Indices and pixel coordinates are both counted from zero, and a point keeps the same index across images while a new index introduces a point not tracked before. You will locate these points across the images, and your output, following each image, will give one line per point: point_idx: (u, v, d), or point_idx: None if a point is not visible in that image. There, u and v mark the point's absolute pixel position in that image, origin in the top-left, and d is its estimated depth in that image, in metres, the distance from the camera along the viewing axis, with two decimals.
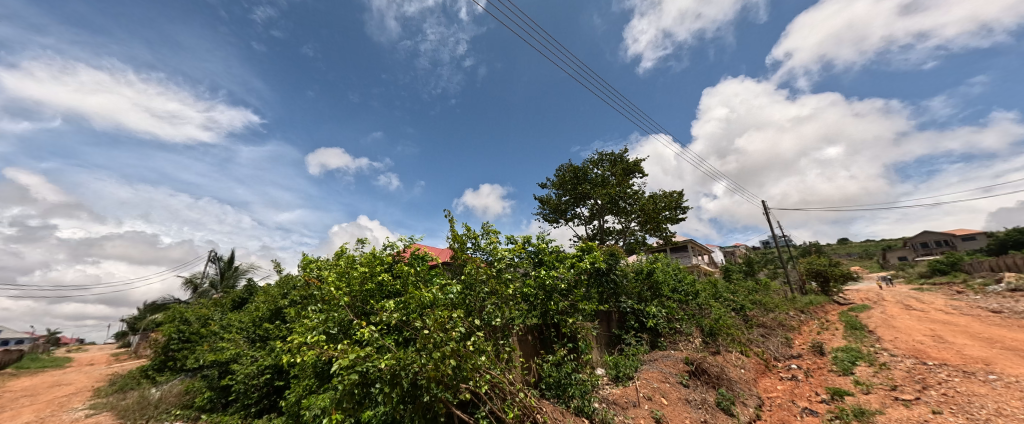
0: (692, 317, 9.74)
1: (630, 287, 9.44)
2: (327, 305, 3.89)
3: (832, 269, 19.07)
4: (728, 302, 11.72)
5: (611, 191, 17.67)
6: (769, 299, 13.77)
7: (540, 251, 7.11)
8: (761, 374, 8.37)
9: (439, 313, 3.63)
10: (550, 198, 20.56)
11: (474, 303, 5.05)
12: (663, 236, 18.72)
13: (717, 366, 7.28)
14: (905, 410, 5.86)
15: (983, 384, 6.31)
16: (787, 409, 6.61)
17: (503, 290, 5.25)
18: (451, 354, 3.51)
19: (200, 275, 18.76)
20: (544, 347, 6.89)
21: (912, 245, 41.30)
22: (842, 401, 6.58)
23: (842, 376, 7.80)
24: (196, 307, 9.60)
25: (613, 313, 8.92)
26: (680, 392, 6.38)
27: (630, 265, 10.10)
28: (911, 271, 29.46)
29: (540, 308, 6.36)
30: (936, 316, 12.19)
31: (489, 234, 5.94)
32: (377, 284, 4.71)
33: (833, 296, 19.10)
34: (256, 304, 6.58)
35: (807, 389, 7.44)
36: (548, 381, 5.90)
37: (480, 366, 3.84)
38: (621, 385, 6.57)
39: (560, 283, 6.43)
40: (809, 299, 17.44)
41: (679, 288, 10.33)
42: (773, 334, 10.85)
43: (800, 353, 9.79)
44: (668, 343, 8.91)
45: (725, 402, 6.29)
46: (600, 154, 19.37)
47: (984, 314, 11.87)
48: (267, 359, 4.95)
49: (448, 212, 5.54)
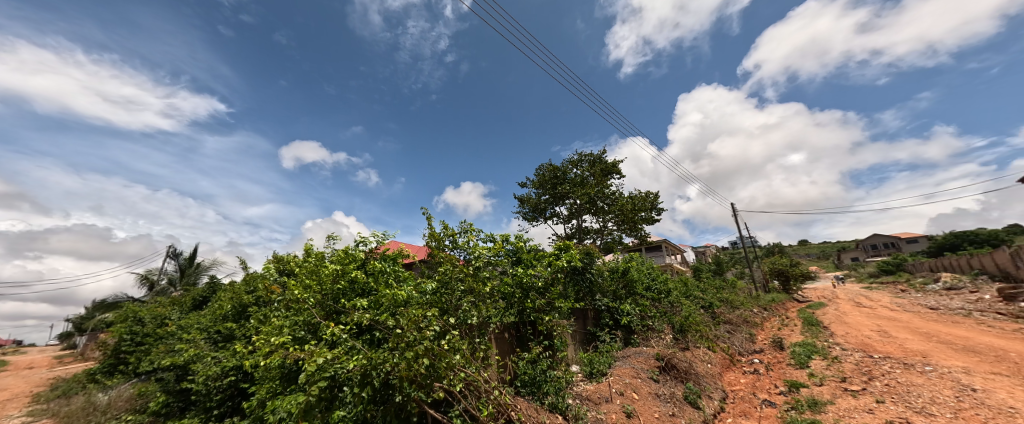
0: (664, 314, 10.07)
1: (605, 285, 9.67)
2: (293, 306, 3.76)
3: (793, 269, 20.26)
4: (698, 300, 12.20)
5: (590, 191, 17.99)
6: (736, 297, 14.47)
7: (518, 249, 7.15)
8: (726, 368, 8.81)
9: (413, 312, 3.58)
10: (530, 197, 20.65)
11: (450, 301, 4.99)
12: (639, 236, 19.23)
13: (686, 361, 7.59)
14: (853, 400, 6.31)
15: (921, 375, 6.89)
16: (749, 401, 6.98)
17: (480, 289, 5.23)
18: (425, 353, 3.49)
19: (158, 272, 17.63)
20: (521, 344, 6.96)
21: (863, 246, 44.54)
22: (798, 393, 7.01)
23: (799, 370, 8.30)
24: (151, 307, 9.00)
25: (589, 311, 9.10)
26: (650, 387, 6.59)
27: (606, 264, 10.33)
28: (862, 271, 31.72)
29: (516, 306, 6.41)
30: (883, 313, 13.18)
31: (466, 232, 5.89)
32: (349, 283, 4.58)
33: (793, 294, 20.32)
34: (219, 303, 6.26)
35: (767, 382, 7.89)
36: (524, 379, 5.94)
37: (454, 365, 3.82)
38: (595, 381, 6.73)
39: (537, 282, 6.50)
40: (772, 297, 18.47)
41: (652, 287, 10.65)
42: (738, 330, 11.43)
43: (762, 348, 10.38)
44: (640, 339, 9.21)
45: (691, 396, 6.56)
46: (580, 155, 19.63)
47: (924, 310, 12.96)
48: (230, 361, 4.72)
49: (424, 209, 5.43)
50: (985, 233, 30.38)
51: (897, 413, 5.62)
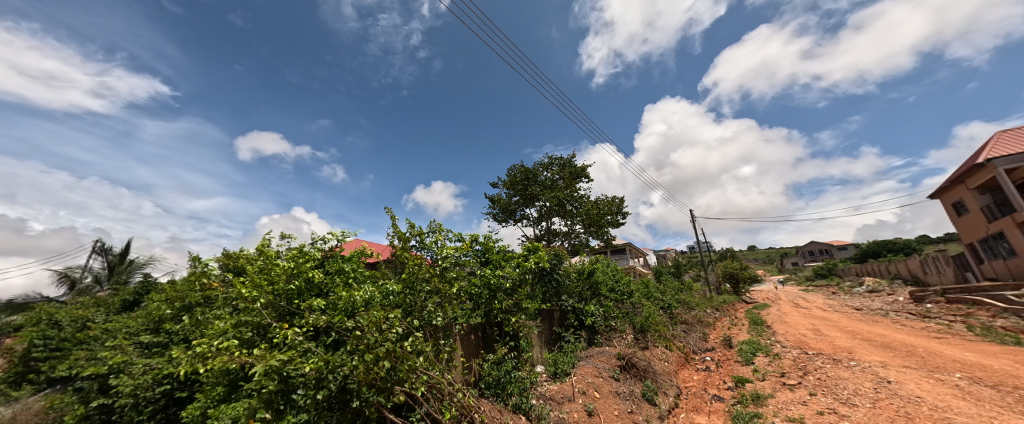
0: (626, 314, 10.47)
1: (571, 286, 9.88)
2: (240, 307, 3.48)
3: (742, 272, 21.81)
4: (658, 301, 12.82)
5: (559, 194, 18.36)
6: (691, 299, 15.33)
7: (487, 250, 7.11)
8: (681, 366, 9.30)
9: (374, 313, 3.46)
10: (500, 198, 20.69)
11: (415, 303, 4.88)
12: (605, 239, 19.86)
13: (645, 360, 7.92)
14: (790, 393, 6.90)
15: (847, 369, 7.66)
16: (700, 397, 7.43)
17: (446, 290, 5.17)
18: (386, 356, 3.40)
19: (83, 268, 15.73)
20: (486, 346, 6.94)
21: (802, 252, 48.96)
22: (744, 388, 7.54)
23: (744, 366, 8.94)
24: (71, 308, 8.00)
25: (555, 311, 9.26)
26: (611, 386, 6.82)
27: (572, 265, 10.58)
28: (800, 275, 34.84)
29: (483, 307, 6.39)
30: (817, 313, 14.54)
31: (434, 232, 5.78)
32: (305, 282, 4.31)
33: (742, 295, 21.91)
34: (153, 304, 5.67)
35: (717, 378, 8.42)
36: (488, 380, 5.90)
37: (417, 367, 3.74)
38: (559, 381, 6.86)
39: (505, 283, 6.50)
40: (724, 298, 19.79)
41: (616, 288, 11.06)
42: (692, 329, 12.13)
43: (713, 346, 11.08)
44: (603, 339, 9.52)
45: (649, 392, 6.86)
46: (550, 158, 19.95)
47: (851, 311, 14.45)
48: (166, 367, 4.30)
49: (389, 208, 5.23)
50: (901, 242, 34.46)
51: (826, 404, 6.20)
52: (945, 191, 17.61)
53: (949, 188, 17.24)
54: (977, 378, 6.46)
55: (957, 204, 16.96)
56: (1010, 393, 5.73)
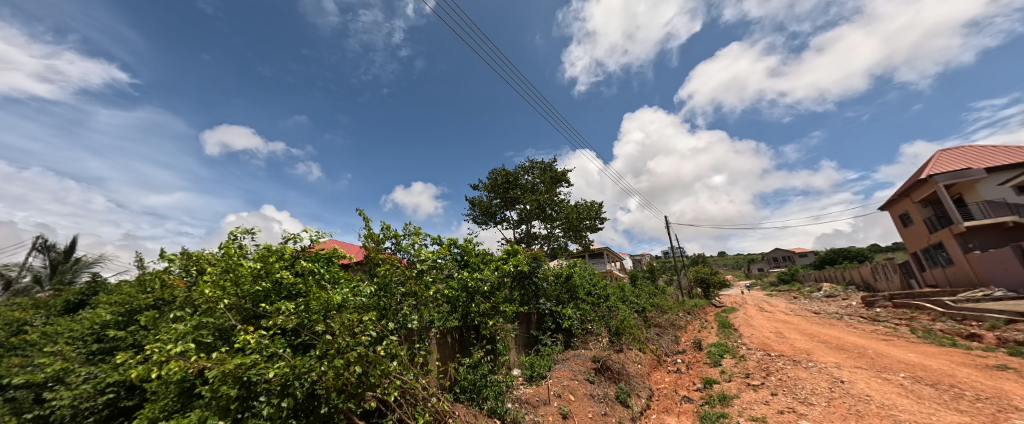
0: (602, 318, 10.68)
1: (550, 290, 9.95)
2: (200, 309, 3.28)
3: (712, 277, 22.71)
4: (633, 305, 13.14)
5: (539, 198, 18.52)
6: (664, 303, 15.80)
7: (466, 253, 7.04)
8: (654, 368, 9.56)
9: (347, 316, 3.35)
10: (480, 200, 20.62)
11: (390, 306, 4.77)
12: (583, 243, 20.16)
13: (619, 362, 8.08)
14: (754, 393, 7.23)
15: (805, 370, 8.11)
16: (670, 398, 7.66)
17: (423, 292, 5.10)
18: (358, 360, 3.30)
19: (20, 267, 14.36)
20: (462, 350, 6.87)
21: (767, 258, 51.58)
22: (712, 388, 7.83)
23: (713, 367, 9.30)
24: (2, 310, 7.25)
25: (533, 314, 9.32)
26: (586, 388, 6.91)
27: (551, 269, 10.66)
28: (765, 280, 36.71)
29: (461, 310, 6.33)
30: (779, 317, 15.33)
31: (410, 234, 5.70)
32: (273, 283, 4.12)
33: (712, 299, 22.78)
34: (100, 307, 5.22)
35: (687, 379, 8.71)
36: (463, 384, 5.85)
37: (390, 372, 3.66)
38: (535, 384, 6.89)
39: (483, 286, 6.48)
40: (695, 302, 20.50)
41: (593, 292, 11.27)
42: (665, 332, 12.50)
43: (684, 349, 11.46)
44: (580, 342, 9.66)
45: (622, 395, 7.00)
46: (532, 162, 20.08)
47: (810, 314, 15.32)
48: (112, 375, 3.96)
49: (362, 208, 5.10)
50: (854, 250, 36.98)
51: (786, 404, 6.54)
52: (893, 204, 19.05)
53: (897, 201, 18.67)
54: (918, 377, 7.00)
55: (903, 215, 18.37)
56: (946, 390, 6.23)
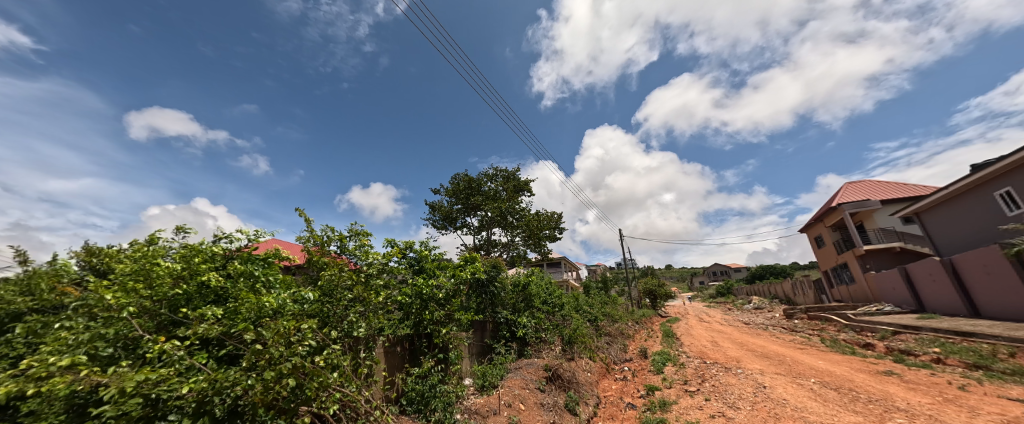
0: (556, 327, 10.91)
1: (506, 298, 9.95)
2: (98, 317, 2.85)
3: (659, 289, 24.14)
4: (586, 314, 13.59)
5: (501, 205, 18.62)
6: (615, 312, 16.49)
7: (421, 258, 6.86)
8: (603, 376, 9.88)
9: (282, 324, 3.10)
10: (441, 205, 20.26)
11: (334, 313, 4.50)
12: (542, 252, 20.50)
13: (570, 371, 8.25)
14: (690, 399, 7.73)
15: (735, 376, 8.85)
16: (616, 405, 7.97)
17: (372, 298, 4.88)
18: (292, 372, 3.08)
19: None
20: (412, 359, 6.66)
21: (708, 272, 55.90)
22: (654, 395, 8.27)
23: (655, 375, 9.83)
24: None
25: (488, 323, 9.28)
26: (537, 397, 6.97)
27: (509, 277, 10.68)
28: (705, 293, 39.69)
29: (413, 317, 6.12)
30: (715, 327, 16.65)
31: (359, 236, 5.46)
32: (198, 286, 3.67)
33: (658, 309, 24.17)
34: None
35: (632, 387, 9.12)
36: (410, 396, 5.63)
37: (329, 384, 3.44)
38: (485, 394, 6.83)
39: (438, 292, 6.30)
40: (643, 312, 21.59)
41: (549, 301, 11.50)
42: (615, 341, 13.03)
43: (631, 357, 12.02)
44: (533, 351, 9.79)
45: (571, 403, 7.16)
46: (495, 169, 20.18)
47: (741, 325, 16.82)
48: None
49: (303, 208, 4.74)
50: (779, 267, 41.33)
51: (717, 408, 7.07)
52: (811, 227, 21.59)
53: (813, 225, 21.21)
54: (825, 382, 7.93)
55: (818, 238, 20.88)
56: (846, 394, 7.13)
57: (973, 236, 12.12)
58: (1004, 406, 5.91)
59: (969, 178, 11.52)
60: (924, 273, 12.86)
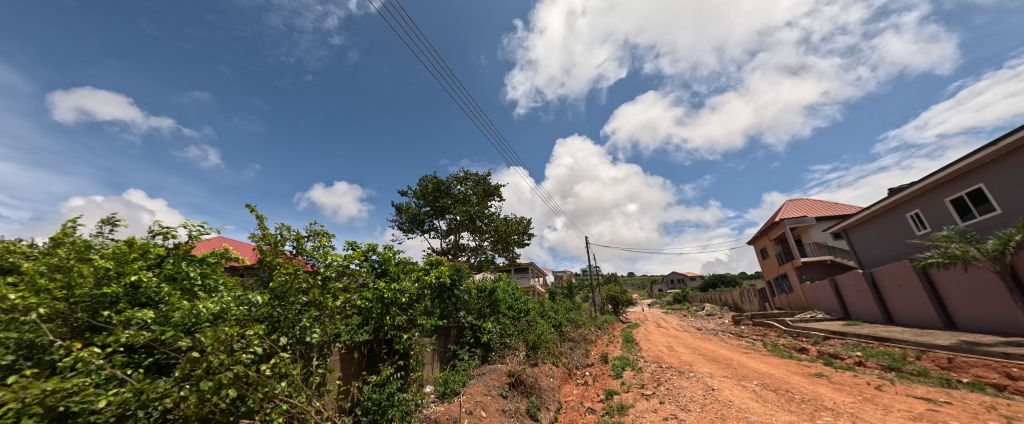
0: (520, 332, 10.98)
1: (472, 303, 9.84)
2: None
3: (621, 295, 25.01)
4: (551, 320, 13.79)
5: (470, 209, 18.51)
6: (579, 318, 16.85)
7: (384, 261, 6.63)
8: (565, 381, 10.04)
9: (224, 330, 2.86)
10: (408, 206, 19.76)
11: (285, 317, 4.25)
12: (510, 257, 20.54)
13: (533, 377, 8.29)
14: (646, 403, 8.06)
15: (687, 380, 9.35)
16: (576, 410, 8.11)
17: (329, 303, 4.65)
18: (233, 382, 2.85)
19: None
20: (369, 366, 6.41)
21: (666, 280, 58.65)
22: (612, 399, 8.52)
23: (615, 379, 10.15)
24: None
25: (452, 328, 9.15)
26: (498, 404, 6.93)
27: (474, 282, 10.57)
28: (663, 300, 41.58)
29: (373, 323, 5.89)
30: (672, 332, 17.50)
31: (318, 236, 5.20)
32: (128, 286, 3.28)
33: (620, 315, 25.00)
34: None
35: (592, 391, 9.34)
36: (366, 405, 5.38)
37: (275, 395, 3.22)
38: (446, 402, 6.70)
39: (401, 297, 6.11)
40: (605, 318, 22.24)
41: (515, 306, 11.54)
42: (578, 346, 13.30)
43: (593, 362, 12.32)
44: (497, 357, 9.76)
45: (532, 409, 7.20)
46: (465, 173, 20.05)
47: (694, 330, 17.83)
48: None
49: (256, 205, 4.45)
50: (729, 276, 44.25)
51: (670, 411, 7.41)
52: (758, 239, 23.38)
53: (759, 238, 23.00)
54: (766, 384, 8.59)
55: (764, 250, 22.65)
56: (783, 395, 7.77)
57: (890, 251, 13.68)
58: (911, 403, 6.70)
59: (887, 199, 13.05)
60: (850, 285, 14.32)
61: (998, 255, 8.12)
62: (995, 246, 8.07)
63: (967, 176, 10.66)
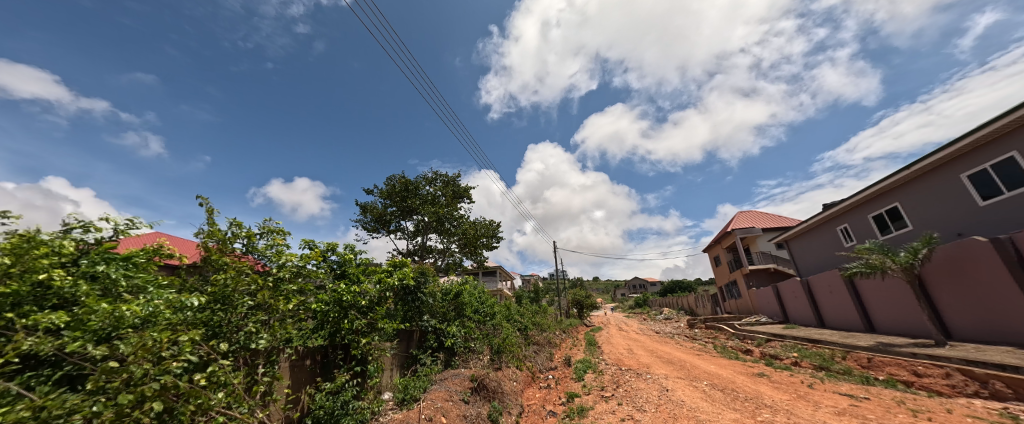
0: (485, 336, 10.92)
1: (436, 306, 9.63)
2: None
3: (586, 300, 25.63)
4: (517, 323, 13.84)
5: (439, 210, 18.21)
6: (544, 322, 17.03)
7: (344, 262, 6.34)
8: (528, 385, 10.08)
9: (151, 336, 2.59)
10: (374, 206, 19.07)
11: (227, 322, 3.94)
12: (478, 260, 20.40)
13: (496, 381, 8.25)
14: (605, 404, 8.29)
15: (644, 381, 9.76)
16: (537, 413, 8.17)
17: (279, 305, 4.37)
18: (159, 394, 2.58)
19: None
20: (323, 373, 6.07)
21: (630, 285, 60.72)
22: (573, 401, 8.68)
23: (576, 382, 10.35)
24: None
25: (415, 332, 8.94)
26: (459, 409, 6.81)
27: (440, 285, 10.35)
28: (626, 304, 43.07)
29: (329, 327, 5.59)
30: (632, 335, 18.18)
31: (272, 234, 4.88)
32: (35, 286, 2.89)
33: (584, 319, 25.59)
34: None
35: (555, 394, 9.46)
36: (317, 414, 5.08)
37: (210, 407, 2.96)
38: (405, 409, 6.51)
39: (361, 299, 5.86)
40: (570, 321, 22.65)
41: (480, 310, 11.46)
42: (542, 350, 13.45)
43: (556, 365, 12.50)
44: (460, 361, 9.63)
45: (494, 413, 7.16)
46: (435, 173, 19.74)
47: (653, 334, 18.64)
48: None
49: (204, 198, 4.11)
50: (687, 282, 46.65)
51: (627, 412, 7.67)
52: (712, 247, 24.89)
53: (713, 246, 24.51)
54: (715, 384, 9.14)
55: (717, 257, 24.15)
56: (729, 393, 8.31)
57: (823, 261, 15.10)
58: (836, 399, 7.41)
59: (821, 214, 14.48)
60: (790, 291, 15.60)
61: (909, 266, 9.22)
62: (907, 258, 9.16)
63: (871, 202, 12.62)
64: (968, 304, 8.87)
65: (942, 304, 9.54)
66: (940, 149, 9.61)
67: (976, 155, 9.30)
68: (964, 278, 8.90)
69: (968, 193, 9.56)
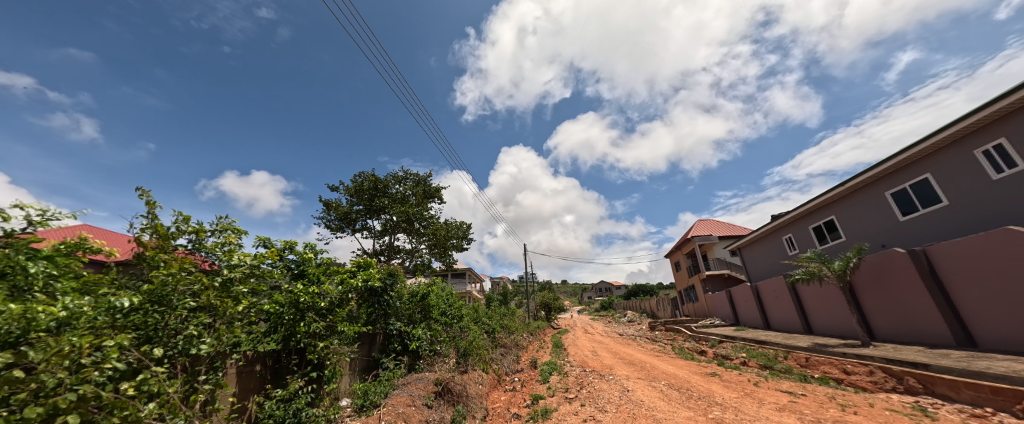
0: (452, 339, 10.78)
1: (401, 309, 9.36)
2: None
3: (554, 303, 25.96)
4: (484, 326, 13.77)
5: (408, 210, 17.75)
6: (512, 324, 17.06)
7: (303, 262, 6.02)
8: (493, 388, 10.03)
9: (70, 341, 2.33)
10: (339, 204, 18.25)
11: (165, 325, 3.62)
12: (447, 262, 20.11)
13: (461, 384, 8.17)
14: (568, 406, 8.44)
15: (607, 382, 10.05)
16: (502, 416, 8.16)
17: (227, 307, 4.09)
18: (75, 407, 2.32)
19: None
20: (274, 380, 5.70)
21: (597, 288, 62.30)
22: (537, 403, 8.76)
23: (542, 384, 10.48)
24: None
25: (378, 335, 8.65)
26: (422, 414, 6.66)
27: (407, 287, 10.05)
28: (592, 307, 44.11)
29: (283, 330, 5.28)
30: (597, 338, 18.65)
31: (225, 232, 4.55)
32: None
33: (551, 322, 25.91)
34: None
35: (519, 397, 9.49)
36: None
37: (139, 419, 2.70)
38: (363, 415, 6.28)
39: (320, 301, 5.61)
40: (538, 324, 22.84)
41: (447, 312, 11.28)
42: (508, 352, 13.46)
43: (522, 368, 12.56)
44: (425, 364, 9.43)
45: (457, 417, 7.09)
46: (405, 172, 19.25)
47: (616, 336, 19.22)
48: None
49: (145, 191, 3.75)
50: (650, 286, 48.58)
51: (589, 412, 7.86)
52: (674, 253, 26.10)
53: (675, 252, 25.71)
54: (672, 383, 9.58)
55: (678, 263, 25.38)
56: (684, 393, 8.74)
57: (771, 268, 16.29)
58: (778, 396, 8.01)
59: (770, 224, 15.65)
60: (742, 295, 16.67)
61: (842, 273, 10.18)
62: (841, 266, 10.11)
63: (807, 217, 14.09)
64: (890, 308, 9.90)
65: (869, 308, 10.59)
66: (869, 169, 10.73)
67: (897, 176, 10.48)
68: (886, 285, 9.96)
69: (891, 208, 10.73)
